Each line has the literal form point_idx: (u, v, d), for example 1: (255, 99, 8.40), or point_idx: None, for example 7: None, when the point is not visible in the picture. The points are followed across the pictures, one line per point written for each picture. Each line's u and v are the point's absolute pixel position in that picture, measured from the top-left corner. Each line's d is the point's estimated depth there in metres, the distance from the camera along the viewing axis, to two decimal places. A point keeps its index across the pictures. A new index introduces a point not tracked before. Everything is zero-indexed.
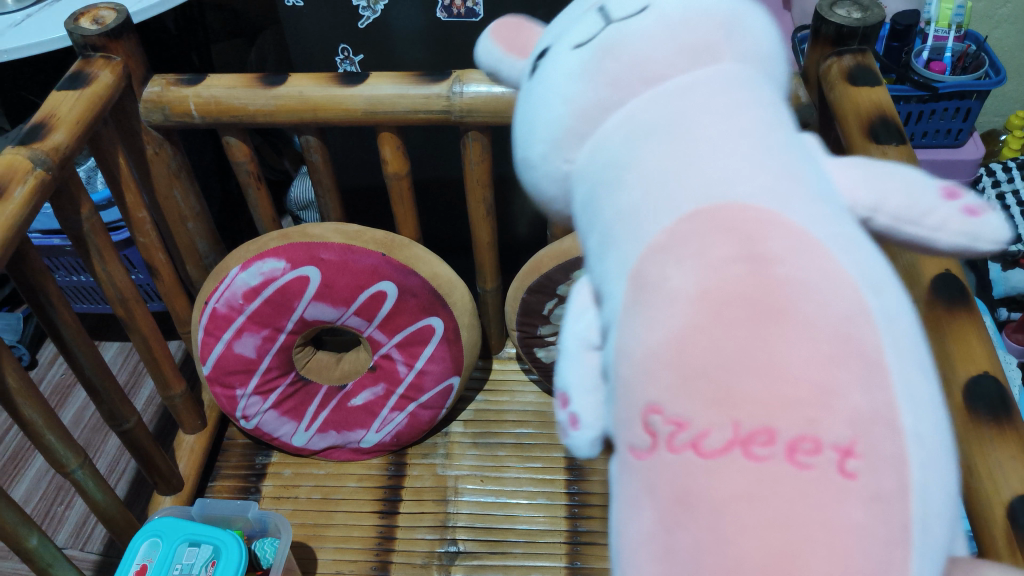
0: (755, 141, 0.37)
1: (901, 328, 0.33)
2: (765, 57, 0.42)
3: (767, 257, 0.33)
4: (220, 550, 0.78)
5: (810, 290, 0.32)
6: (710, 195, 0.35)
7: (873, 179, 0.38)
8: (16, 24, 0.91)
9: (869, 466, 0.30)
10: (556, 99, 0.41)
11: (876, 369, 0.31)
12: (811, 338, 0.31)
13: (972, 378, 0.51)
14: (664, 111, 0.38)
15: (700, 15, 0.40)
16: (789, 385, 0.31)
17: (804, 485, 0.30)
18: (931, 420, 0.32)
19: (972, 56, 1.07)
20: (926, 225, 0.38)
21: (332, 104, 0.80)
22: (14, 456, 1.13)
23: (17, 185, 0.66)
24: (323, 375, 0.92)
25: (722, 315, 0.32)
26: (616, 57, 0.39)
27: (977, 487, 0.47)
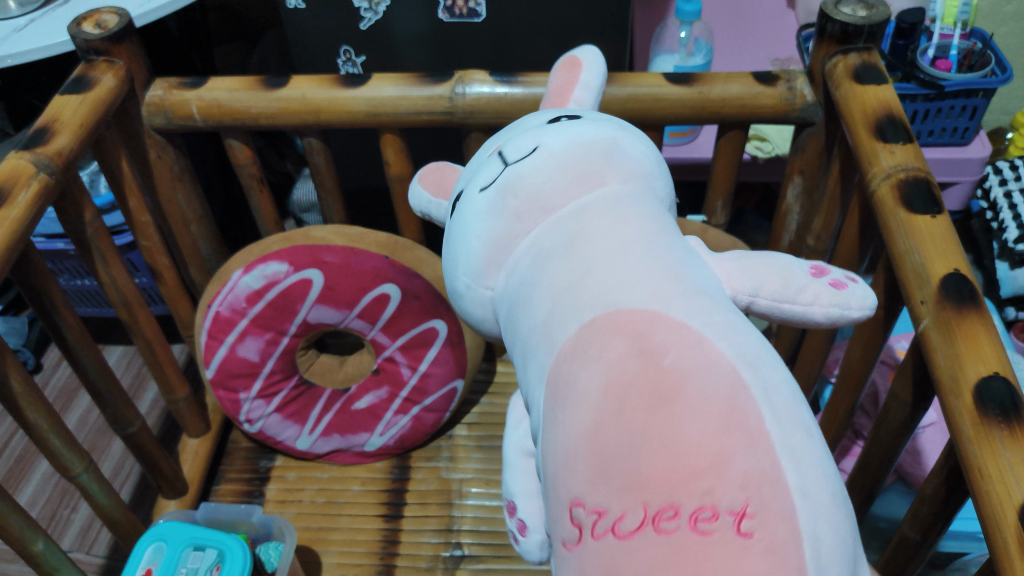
0: (642, 252, 0.47)
1: (777, 392, 0.43)
2: (642, 175, 0.53)
3: (656, 354, 0.42)
4: (225, 554, 0.78)
5: (694, 381, 0.41)
6: (607, 305, 0.45)
7: (748, 269, 0.49)
8: (20, 28, 0.91)
9: (761, 523, 0.38)
10: (474, 238, 0.53)
11: (753, 435, 0.40)
12: (697, 418, 0.40)
13: (981, 380, 0.51)
14: (567, 237, 0.49)
15: (581, 149, 0.51)
16: (682, 458, 0.39)
17: (704, 549, 0.38)
18: (809, 469, 0.40)
19: (979, 54, 1.04)
20: (802, 301, 0.50)
21: (334, 106, 0.79)
22: (19, 460, 1.13)
23: (21, 189, 0.66)
24: (327, 378, 0.92)
25: (623, 411, 0.41)
26: (515, 192, 0.51)
27: (988, 489, 0.47)
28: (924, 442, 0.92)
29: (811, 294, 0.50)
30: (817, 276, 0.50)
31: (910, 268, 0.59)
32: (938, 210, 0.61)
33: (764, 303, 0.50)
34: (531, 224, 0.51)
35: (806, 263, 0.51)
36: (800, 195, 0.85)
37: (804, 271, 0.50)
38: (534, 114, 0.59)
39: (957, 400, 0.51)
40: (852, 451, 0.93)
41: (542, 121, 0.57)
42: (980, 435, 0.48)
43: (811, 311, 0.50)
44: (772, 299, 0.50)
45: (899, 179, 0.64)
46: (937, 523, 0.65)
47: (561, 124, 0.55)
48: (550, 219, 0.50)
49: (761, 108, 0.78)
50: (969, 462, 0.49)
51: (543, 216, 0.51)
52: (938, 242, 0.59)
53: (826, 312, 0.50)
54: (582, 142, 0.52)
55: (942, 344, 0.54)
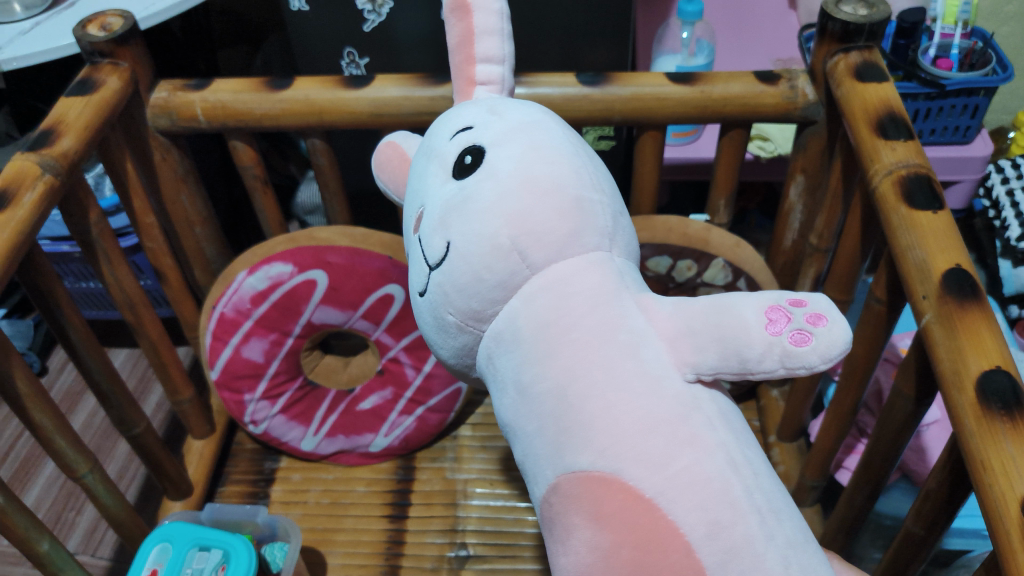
0: (587, 399, 0.46)
1: (740, 560, 0.41)
2: (567, 242, 0.48)
3: (614, 541, 0.43)
4: (231, 554, 0.78)
5: (653, 566, 0.42)
6: (565, 474, 0.46)
7: (698, 344, 0.46)
8: (25, 32, 0.92)
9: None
10: (438, 346, 0.55)
11: None
12: None
13: (983, 373, 0.51)
14: (515, 372, 0.49)
15: (490, 255, 0.49)
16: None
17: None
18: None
19: (980, 53, 1.05)
20: (762, 369, 0.44)
21: (337, 107, 0.80)
22: (24, 463, 1.13)
23: (26, 190, 0.66)
24: (331, 379, 0.93)
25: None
26: (447, 310, 0.52)
27: (991, 483, 0.47)
28: (928, 439, 0.92)
29: (771, 360, 0.44)
30: (774, 330, 0.44)
31: (911, 264, 0.59)
32: (939, 206, 0.61)
33: (729, 375, 0.46)
34: (480, 334, 0.52)
35: (761, 311, 0.45)
36: (802, 194, 0.85)
37: (758, 327, 0.44)
38: (440, 145, 0.56)
39: (959, 394, 0.51)
40: (856, 449, 0.93)
41: (450, 175, 0.53)
42: (983, 428, 0.48)
43: (778, 373, 0.45)
44: (734, 372, 0.45)
45: (900, 176, 0.64)
46: (942, 520, 0.65)
47: (469, 181, 0.51)
48: (491, 334, 0.51)
49: (763, 107, 0.78)
50: (972, 457, 0.49)
51: (486, 325, 0.51)
52: (940, 237, 0.59)
53: (791, 371, 0.44)
54: (490, 225, 0.49)
55: (944, 339, 0.54)
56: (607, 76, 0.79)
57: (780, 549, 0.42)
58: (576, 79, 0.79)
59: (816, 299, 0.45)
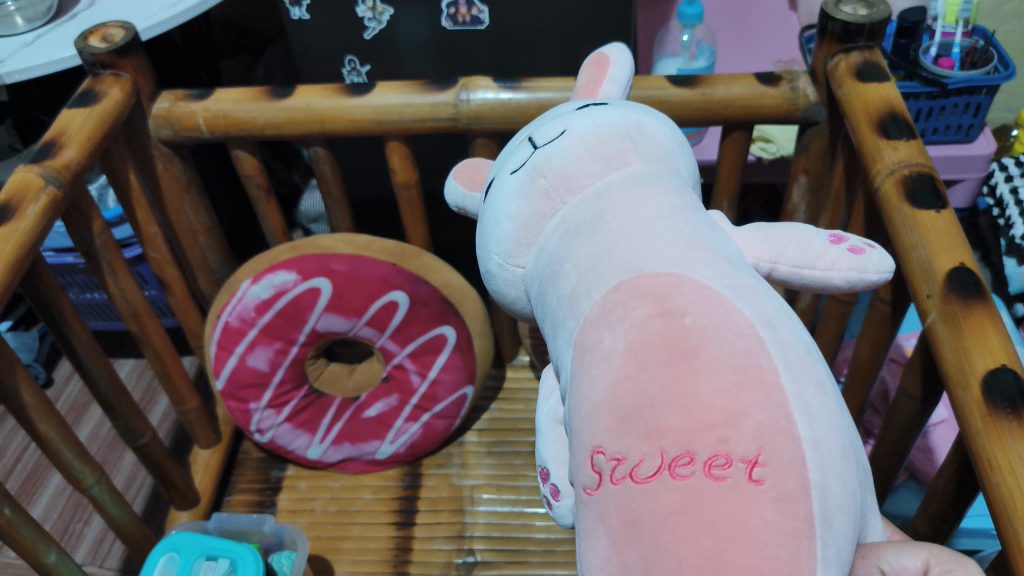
0: (669, 222, 0.49)
1: (795, 349, 0.44)
2: (668, 155, 0.55)
3: (679, 313, 0.44)
4: (237, 563, 0.78)
5: (716, 334, 0.43)
6: (633, 272, 0.47)
7: (769, 238, 0.52)
8: (27, 44, 0.92)
9: (773, 471, 0.40)
10: (505, 219, 0.55)
11: (775, 390, 0.42)
12: (715, 373, 0.42)
13: (988, 372, 0.50)
14: (594, 211, 0.51)
15: (604, 133, 0.54)
16: (700, 411, 0.41)
17: (721, 493, 0.40)
18: (822, 423, 0.42)
19: (981, 51, 1.05)
20: (820, 267, 0.52)
21: (339, 115, 0.80)
22: (31, 475, 1.13)
23: (30, 202, 0.66)
24: (337, 387, 0.92)
25: (645, 367, 0.43)
26: (542, 172, 0.53)
27: (998, 479, 0.46)
28: (935, 439, 0.92)
29: (829, 259, 0.52)
30: (835, 242, 0.53)
31: (915, 263, 0.59)
32: (942, 205, 0.61)
33: (785, 270, 0.52)
34: (558, 206, 0.53)
35: (823, 232, 0.54)
36: (805, 195, 0.85)
37: (823, 237, 0.53)
38: (561, 105, 0.62)
39: (965, 394, 0.51)
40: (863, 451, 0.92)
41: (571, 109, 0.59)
42: (989, 427, 0.48)
43: (829, 276, 0.52)
44: (792, 266, 0.52)
45: (903, 175, 0.64)
46: (950, 519, 0.65)
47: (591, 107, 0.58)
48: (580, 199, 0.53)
49: (764, 108, 0.78)
50: (978, 455, 0.48)
51: (570, 197, 0.53)
52: (944, 237, 0.59)
53: (844, 276, 0.52)
54: (607, 122, 0.54)
55: (949, 337, 0.54)
56: None
57: (823, 368, 0.46)
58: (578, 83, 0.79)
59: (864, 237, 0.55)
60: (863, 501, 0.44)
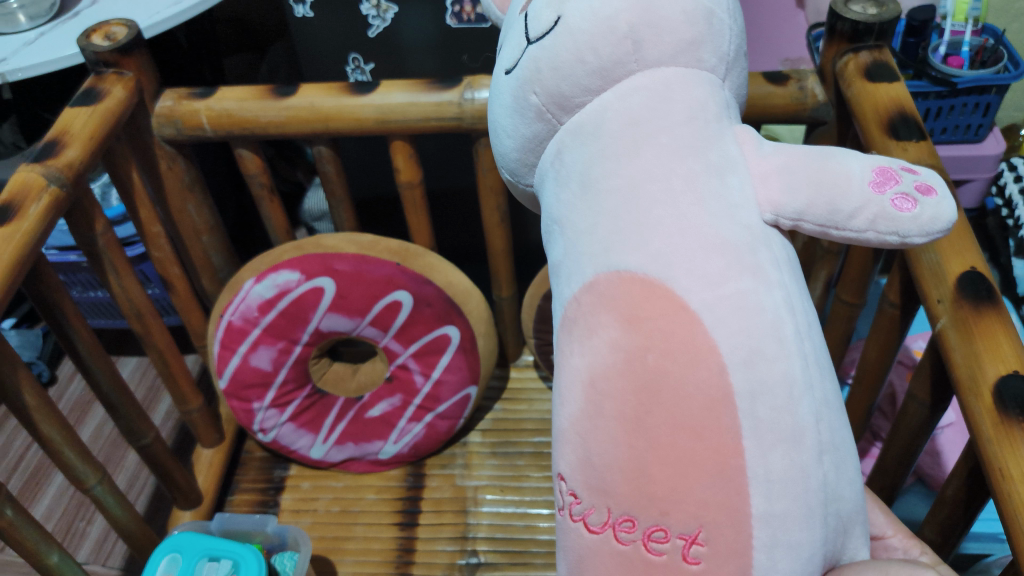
0: (657, 195, 0.42)
1: (770, 395, 0.39)
2: (685, 49, 0.44)
3: (641, 351, 0.41)
4: (240, 564, 0.78)
5: (680, 382, 0.40)
6: (610, 267, 0.42)
7: (793, 183, 0.42)
8: (30, 42, 0.92)
9: (709, 552, 0.40)
10: (504, 136, 0.50)
11: (728, 459, 0.39)
12: (668, 432, 0.40)
13: (1000, 378, 0.50)
14: (583, 164, 0.45)
15: (602, 34, 0.43)
16: (647, 475, 0.40)
17: (655, 566, 0.41)
18: (785, 492, 0.39)
19: (991, 50, 1.04)
20: (851, 227, 0.41)
21: (342, 114, 0.79)
22: (34, 474, 1.13)
23: (32, 202, 0.66)
24: (340, 387, 0.91)
25: (604, 411, 0.42)
26: (534, 87, 0.46)
27: (1010, 488, 0.46)
28: (942, 443, 0.93)
29: (865, 217, 0.41)
30: (878, 189, 0.41)
31: (925, 266, 0.58)
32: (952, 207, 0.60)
33: (811, 227, 0.42)
34: (556, 126, 0.47)
35: (869, 169, 0.42)
36: None
37: (864, 182, 0.41)
38: None
39: (976, 400, 0.50)
40: (870, 453, 0.92)
41: None
42: (1001, 434, 0.48)
43: (863, 237, 0.42)
44: (819, 222, 0.42)
45: None
46: (959, 525, 0.64)
47: None
48: (571, 128, 0.46)
49: (772, 107, 0.77)
50: (990, 462, 0.48)
51: (567, 117, 0.47)
52: (955, 239, 0.58)
53: (880, 239, 0.41)
54: (608, 14, 0.43)
55: (959, 342, 0.53)
56: None
57: (814, 401, 0.40)
58: None
59: (927, 171, 0.43)
60: (839, 543, 0.42)
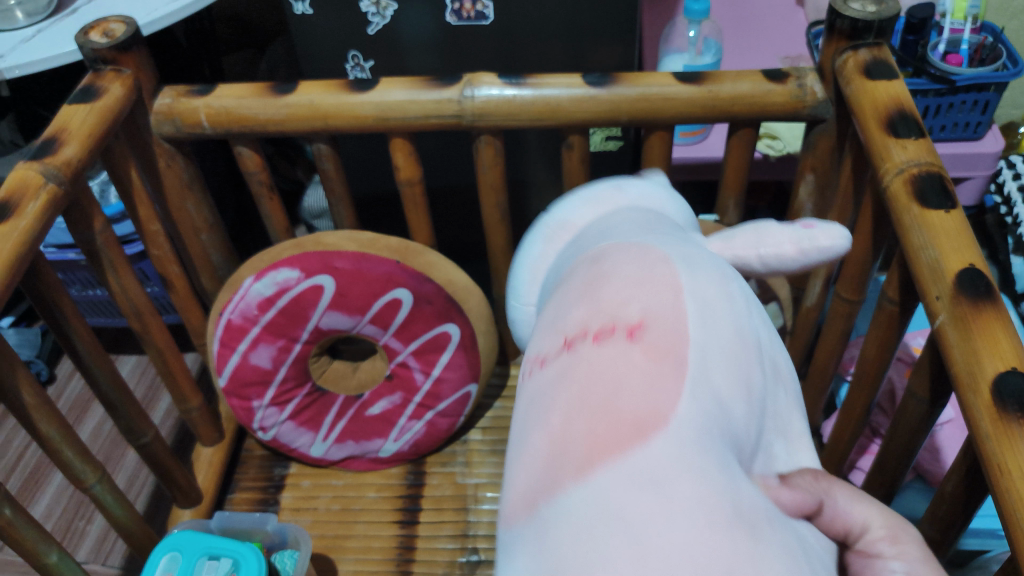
0: (628, 222, 0.56)
1: (709, 278, 0.48)
2: (653, 195, 0.62)
3: (606, 260, 0.51)
4: (240, 563, 0.77)
5: (627, 261, 0.50)
6: (589, 251, 0.54)
7: (733, 233, 0.57)
8: (27, 39, 0.92)
9: (648, 335, 0.43)
10: (524, 279, 0.62)
11: (666, 285, 0.46)
12: (618, 281, 0.48)
13: (999, 375, 0.50)
14: (578, 236, 0.59)
15: (595, 187, 0.63)
16: (599, 303, 0.47)
17: (600, 353, 0.44)
18: (718, 313, 0.46)
19: (989, 48, 1.04)
20: (771, 244, 0.56)
21: (342, 112, 0.79)
22: (33, 473, 1.13)
23: (30, 200, 0.65)
24: (340, 384, 0.91)
25: (572, 295, 0.50)
26: (543, 227, 0.62)
27: (1009, 485, 0.46)
28: (942, 439, 0.94)
29: (784, 240, 0.56)
30: (788, 228, 0.57)
31: (924, 263, 0.58)
32: (951, 205, 0.61)
33: (751, 257, 0.56)
34: (560, 244, 0.60)
35: (779, 224, 0.58)
36: (812, 194, 0.84)
37: (777, 227, 0.57)
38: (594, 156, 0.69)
39: (975, 396, 0.50)
40: (870, 450, 0.93)
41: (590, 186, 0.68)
42: (999, 431, 0.48)
43: (786, 252, 0.56)
44: (755, 251, 0.56)
45: (912, 174, 0.63)
46: (959, 522, 0.64)
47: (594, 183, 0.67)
48: (571, 231, 0.60)
49: (772, 105, 0.77)
50: (988, 459, 0.48)
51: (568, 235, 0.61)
52: (953, 237, 0.58)
53: (800, 250, 0.56)
54: (597, 184, 0.63)
55: (959, 339, 0.53)
56: (614, 76, 0.78)
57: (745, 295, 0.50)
58: (583, 79, 0.78)
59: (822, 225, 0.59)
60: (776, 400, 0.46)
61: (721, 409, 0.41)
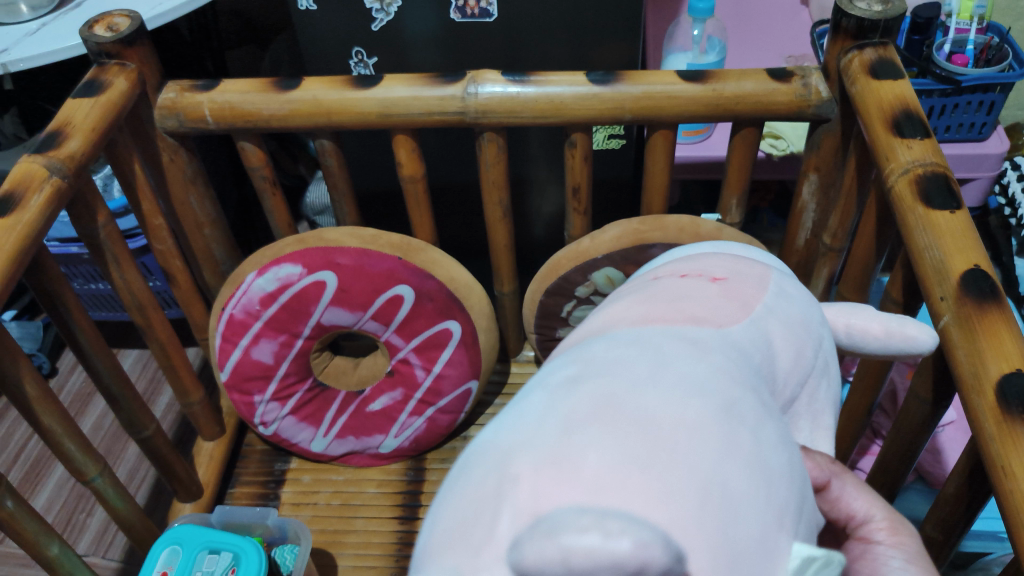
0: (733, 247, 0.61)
1: (791, 285, 0.54)
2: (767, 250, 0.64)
3: (710, 254, 0.57)
4: (241, 557, 0.78)
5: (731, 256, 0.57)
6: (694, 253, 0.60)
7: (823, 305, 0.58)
8: (32, 32, 0.92)
9: (728, 284, 0.51)
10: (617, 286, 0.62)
11: (759, 271, 0.54)
12: (718, 260, 0.55)
13: (1003, 377, 0.50)
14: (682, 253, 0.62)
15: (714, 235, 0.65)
16: (697, 266, 0.54)
17: (685, 282, 0.51)
18: (795, 302, 0.52)
19: (995, 48, 1.04)
20: (863, 318, 0.56)
21: (346, 107, 0.79)
22: (35, 465, 1.13)
23: (34, 193, 0.66)
24: (341, 380, 0.92)
25: (671, 264, 0.57)
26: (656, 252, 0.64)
27: (1012, 488, 0.46)
28: (943, 441, 0.94)
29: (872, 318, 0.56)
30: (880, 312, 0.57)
31: (928, 264, 0.58)
32: (957, 206, 0.60)
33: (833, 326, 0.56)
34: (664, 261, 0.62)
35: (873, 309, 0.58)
36: (815, 193, 0.84)
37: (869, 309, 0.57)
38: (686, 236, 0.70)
39: (978, 399, 0.50)
40: (870, 451, 0.93)
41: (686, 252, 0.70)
42: (1003, 433, 0.48)
43: (869, 328, 0.55)
44: (839, 321, 0.56)
45: (917, 174, 0.63)
46: (960, 524, 0.64)
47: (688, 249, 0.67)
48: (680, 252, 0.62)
49: (776, 105, 0.77)
50: (992, 462, 0.48)
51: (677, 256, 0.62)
52: (957, 238, 0.58)
53: (885, 329, 0.55)
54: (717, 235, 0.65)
55: (963, 340, 0.53)
56: (617, 74, 0.78)
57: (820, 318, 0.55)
58: (586, 77, 0.77)
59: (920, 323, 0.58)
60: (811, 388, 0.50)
61: (767, 348, 0.47)
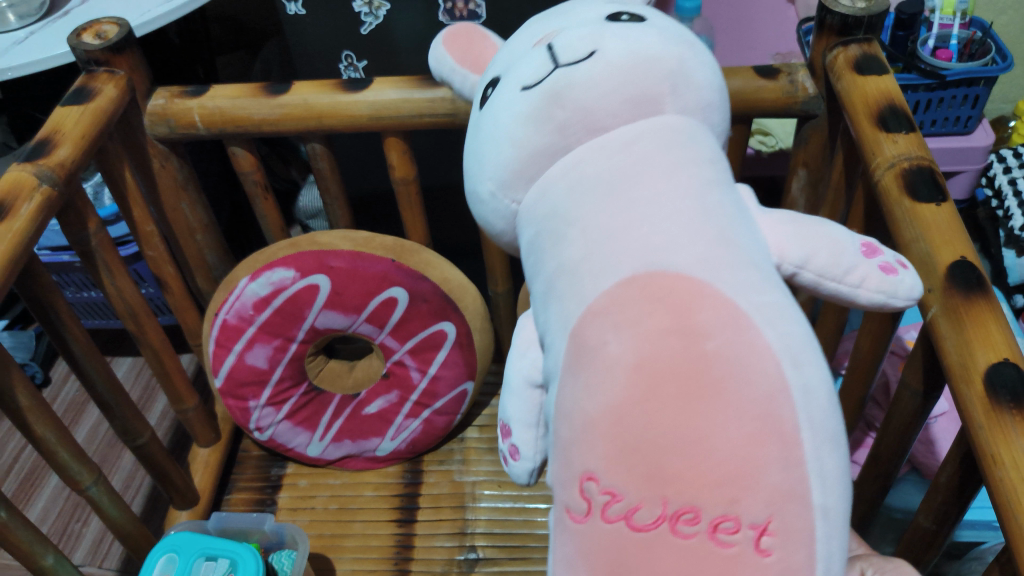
0: (680, 196, 0.46)
1: (819, 397, 0.42)
2: (694, 109, 0.51)
3: (697, 334, 0.42)
4: (238, 563, 0.77)
5: (732, 380, 0.41)
6: (652, 267, 0.44)
7: (800, 235, 0.48)
8: (19, 40, 0.91)
9: (779, 539, 0.40)
10: (506, 144, 0.51)
11: (791, 446, 0.40)
12: (732, 423, 0.40)
13: (991, 366, 0.50)
14: (609, 176, 0.48)
15: (639, 65, 0.49)
16: (711, 462, 0.40)
17: (727, 560, 0.40)
18: (832, 483, 0.41)
19: (979, 42, 1.05)
20: (848, 282, 0.49)
21: (336, 111, 0.79)
22: (29, 475, 1.13)
23: (24, 201, 0.65)
24: (336, 384, 0.91)
25: (662, 397, 0.41)
26: (564, 104, 0.49)
27: (1002, 475, 0.46)
28: (936, 431, 0.94)
29: (859, 276, 0.49)
30: (866, 256, 0.49)
31: (915, 256, 0.58)
32: (943, 198, 0.61)
33: (810, 275, 0.49)
34: (572, 145, 0.50)
35: (857, 242, 0.50)
36: (804, 188, 0.85)
37: (856, 251, 0.49)
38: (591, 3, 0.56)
39: (967, 387, 0.51)
40: (864, 442, 0.93)
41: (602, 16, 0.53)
42: (992, 422, 0.48)
43: (856, 293, 0.49)
44: (817, 274, 0.48)
45: (903, 168, 0.64)
46: (953, 513, 0.65)
47: (609, 26, 0.51)
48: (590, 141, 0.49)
49: (763, 101, 0.77)
50: (981, 450, 0.49)
51: (587, 138, 0.49)
52: (944, 231, 0.58)
53: (871, 296, 0.49)
54: (637, 53, 0.49)
55: (951, 330, 0.54)
56: None
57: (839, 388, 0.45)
58: None
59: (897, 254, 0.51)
60: None
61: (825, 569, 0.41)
